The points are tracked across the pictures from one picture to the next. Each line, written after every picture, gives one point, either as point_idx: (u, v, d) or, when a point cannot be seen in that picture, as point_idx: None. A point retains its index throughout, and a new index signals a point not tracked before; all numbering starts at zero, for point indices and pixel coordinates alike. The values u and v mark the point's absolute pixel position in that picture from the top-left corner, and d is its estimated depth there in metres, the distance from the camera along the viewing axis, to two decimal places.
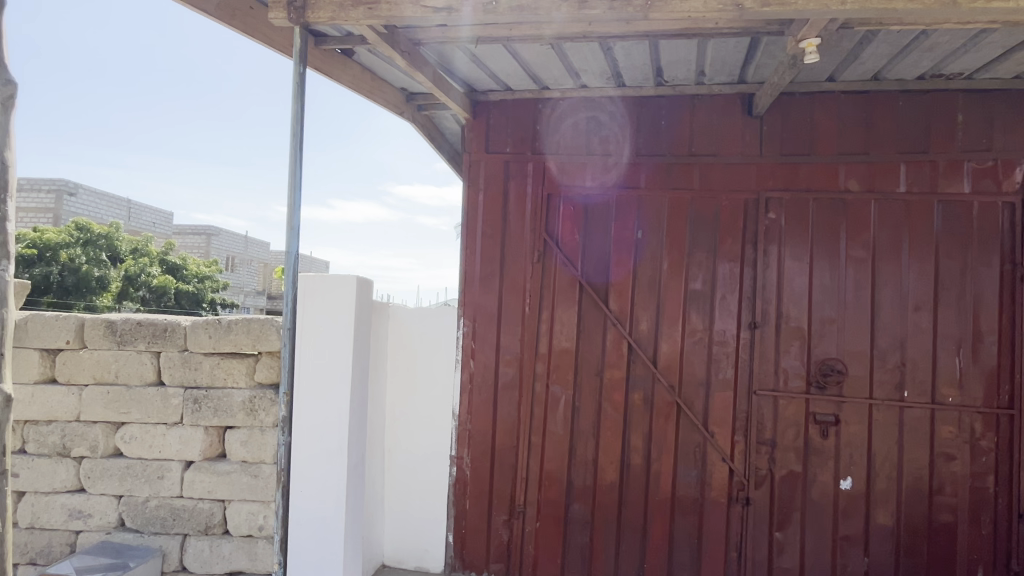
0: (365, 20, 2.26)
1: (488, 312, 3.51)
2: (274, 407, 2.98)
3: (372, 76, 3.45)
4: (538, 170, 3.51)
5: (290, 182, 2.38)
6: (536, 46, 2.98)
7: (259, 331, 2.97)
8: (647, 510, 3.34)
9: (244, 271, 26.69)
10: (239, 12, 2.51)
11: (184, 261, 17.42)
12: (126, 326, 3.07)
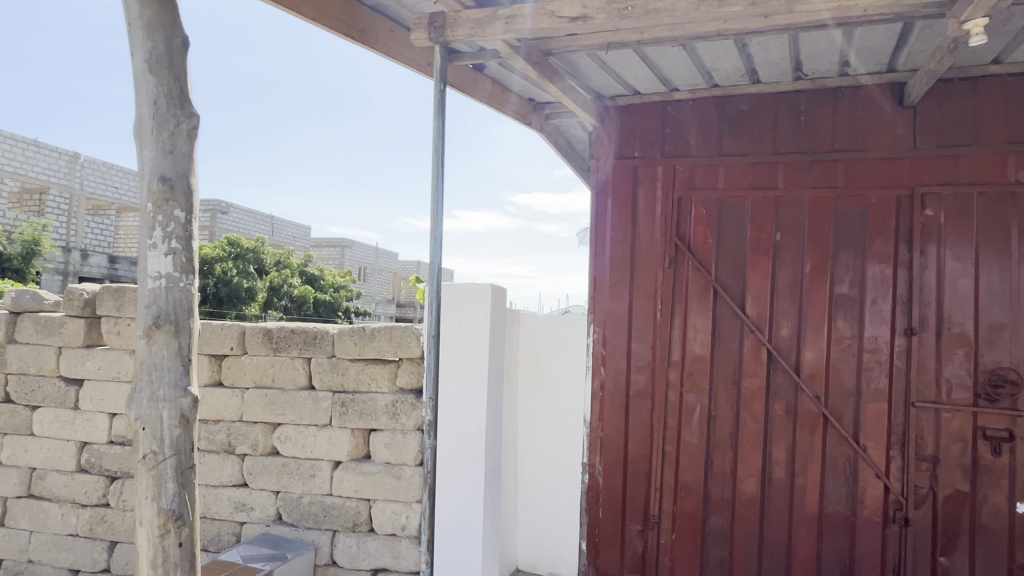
0: (501, 35, 2.32)
1: (618, 318, 3.48)
2: (415, 411, 3.10)
3: (502, 88, 3.52)
4: (668, 174, 3.44)
5: (432, 193, 2.46)
6: (667, 48, 2.93)
7: (400, 338, 3.10)
8: (793, 526, 3.18)
9: (375, 280, 27.98)
10: (381, 36, 2.65)
11: (322, 272, 18.43)
12: (281, 333, 3.31)
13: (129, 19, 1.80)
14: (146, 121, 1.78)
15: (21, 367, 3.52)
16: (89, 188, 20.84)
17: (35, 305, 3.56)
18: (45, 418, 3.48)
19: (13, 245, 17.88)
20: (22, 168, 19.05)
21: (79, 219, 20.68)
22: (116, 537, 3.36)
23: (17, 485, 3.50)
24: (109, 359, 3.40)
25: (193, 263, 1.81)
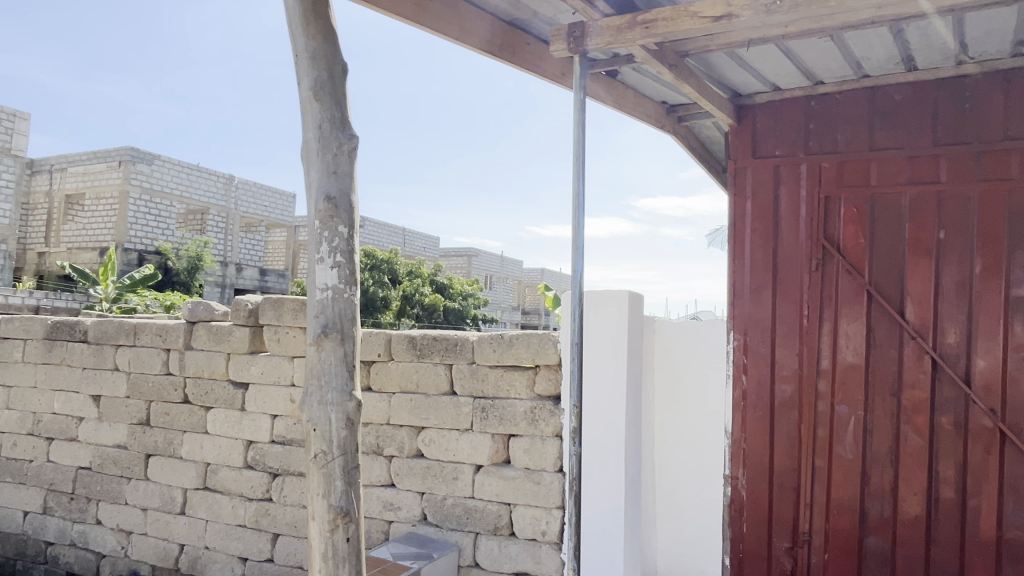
0: (642, 40, 2.30)
1: (761, 324, 3.33)
2: (554, 417, 3.13)
3: (634, 93, 3.48)
4: (814, 172, 3.26)
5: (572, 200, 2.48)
6: (813, 41, 2.79)
7: (538, 345, 3.14)
8: (966, 551, 2.92)
9: (502, 288, 28.51)
10: (518, 49, 2.71)
11: (451, 280, 19.02)
12: (424, 340, 3.44)
13: (297, 51, 1.96)
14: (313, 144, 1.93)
15: (197, 371, 3.89)
16: (243, 207, 22.73)
17: (208, 315, 3.92)
18: (217, 418, 3.83)
19: (181, 261, 19.83)
20: (188, 191, 21.10)
21: (235, 236, 22.62)
22: (278, 530, 3.63)
23: (195, 478, 3.87)
24: (270, 365, 3.68)
25: (355, 275, 1.93)
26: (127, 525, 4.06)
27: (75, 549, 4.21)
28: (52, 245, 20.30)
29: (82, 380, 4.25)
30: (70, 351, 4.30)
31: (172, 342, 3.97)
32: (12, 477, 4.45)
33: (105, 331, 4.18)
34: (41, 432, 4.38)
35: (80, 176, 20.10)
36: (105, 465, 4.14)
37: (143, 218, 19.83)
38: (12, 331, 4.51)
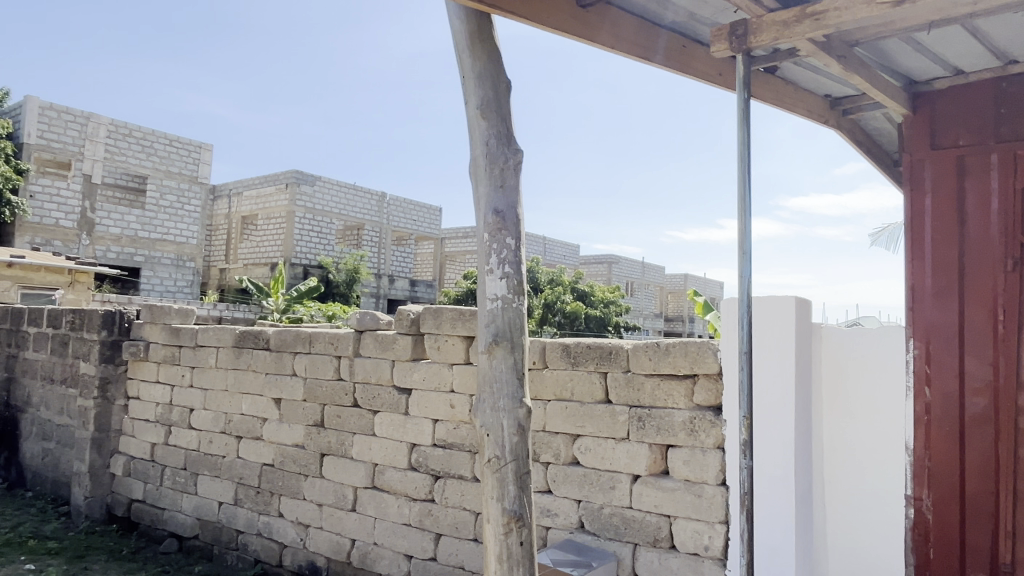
0: (811, 33, 2.20)
1: (945, 330, 3.03)
2: (714, 428, 3.03)
3: (796, 87, 3.31)
4: (1006, 161, 2.95)
5: (739, 204, 2.40)
6: (1006, 18, 2.52)
7: (696, 353, 3.05)
8: None
9: (643, 294, 28.02)
10: (674, 52, 2.67)
11: (592, 288, 18.99)
12: (578, 348, 3.46)
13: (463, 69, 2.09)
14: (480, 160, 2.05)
15: (365, 377, 4.16)
16: (394, 222, 24.16)
17: (373, 324, 4.18)
18: (383, 421, 4.06)
19: (340, 274, 21.29)
20: (345, 209, 22.66)
21: (387, 249, 23.98)
22: (440, 530, 3.78)
23: (364, 477, 4.12)
24: (431, 371, 3.86)
25: (523, 286, 2.00)
26: (305, 519, 4.39)
27: (261, 538, 4.60)
28: (231, 263, 22.52)
29: (266, 384, 4.67)
30: (256, 358, 4.75)
31: (342, 349, 4.27)
32: (208, 470, 4.96)
33: (285, 339, 4.57)
34: (232, 430, 4.86)
35: (254, 199, 22.18)
36: (286, 463, 4.51)
37: (307, 235, 21.51)
38: (207, 339, 5.06)
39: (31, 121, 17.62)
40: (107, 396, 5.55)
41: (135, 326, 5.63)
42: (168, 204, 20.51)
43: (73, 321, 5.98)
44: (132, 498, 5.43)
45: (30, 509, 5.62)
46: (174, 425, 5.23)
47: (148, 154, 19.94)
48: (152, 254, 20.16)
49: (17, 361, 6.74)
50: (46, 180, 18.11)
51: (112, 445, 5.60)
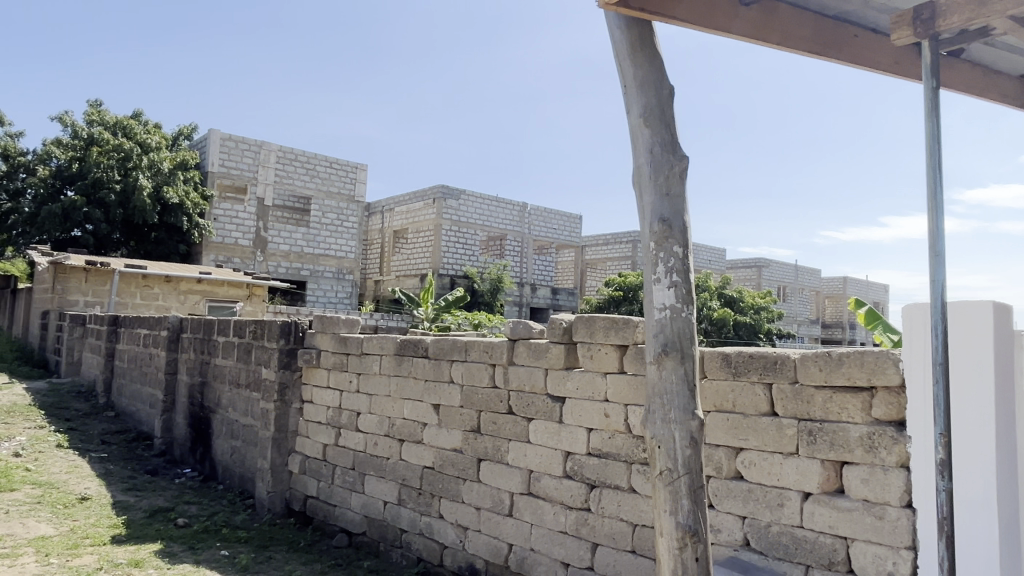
0: (1013, 10, 2.01)
1: None
2: (897, 446, 2.79)
3: (987, 70, 2.99)
4: None
5: (929, 200, 2.26)
6: None
7: (874, 363, 2.84)
8: None
9: (796, 299, 26.46)
10: (844, 44, 2.58)
11: (740, 293, 18.21)
12: (739, 357, 3.32)
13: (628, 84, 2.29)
14: (646, 170, 2.25)
15: (519, 385, 4.24)
16: (535, 231, 24.54)
17: (527, 333, 4.25)
18: (538, 429, 4.12)
19: (485, 283, 21.89)
20: (488, 220, 23.31)
21: (529, 258, 24.38)
22: (597, 540, 3.76)
23: (520, 484, 4.20)
24: (585, 380, 3.87)
25: (690, 294, 2.18)
26: (464, 521, 4.54)
27: (423, 538, 4.80)
28: (385, 274, 23.83)
29: (425, 391, 4.90)
30: (415, 366, 4.99)
31: (497, 357, 4.38)
32: (374, 471, 5.26)
33: (442, 348, 4.77)
34: (395, 434, 5.13)
35: (405, 214, 23.39)
36: (445, 466, 4.70)
37: (453, 246, 22.35)
38: (372, 347, 5.39)
39: (214, 152, 19.96)
40: (285, 399, 6.06)
41: (308, 335, 6.12)
42: (329, 221, 22.11)
43: (255, 330, 6.60)
44: (307, 494, 5.87)
45: (223, 501, 6.24)
46: (342, 428, 5.60)
47: (312, 176, 21.66)
48: (316, 267, 21.81)
49: (209, 366, 7.53)
50: (227, 204, 20.32)
51: (290, 444, 6.09)
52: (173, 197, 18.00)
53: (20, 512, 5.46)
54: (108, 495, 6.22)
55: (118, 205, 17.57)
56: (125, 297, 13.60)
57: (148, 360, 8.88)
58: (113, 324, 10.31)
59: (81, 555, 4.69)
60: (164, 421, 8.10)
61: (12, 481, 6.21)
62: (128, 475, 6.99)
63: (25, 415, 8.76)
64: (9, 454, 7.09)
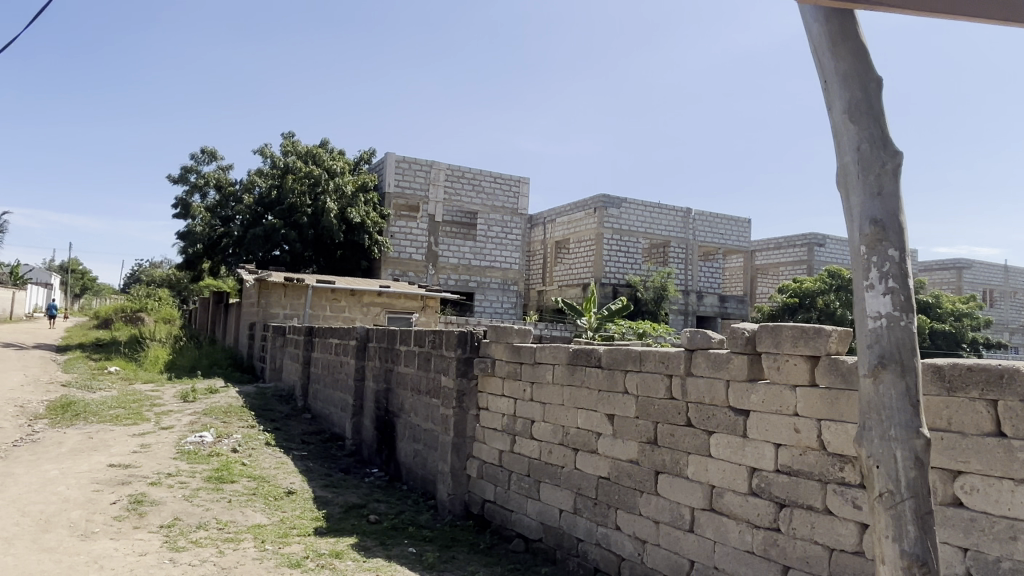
0: None
1: None
2: None
3: None
4: None
5: None
6: None
7: None
8: None
9: (1007, 305, 23.36)
10: None
11: (937, 299, 16.44)
12: (954, 371, 2.98)
13: (827, 80, 2.24)
14: (854, 168, 2.15)
15: (698, 397, 4.11)
16: (701, 237, 23.78)
17: (705, 343, 4.11)
18: (719, 442, 3.96)
19: (649, 291, 21.51)
20: (651, 227, 22.94)
21: (694, 265, 23.67)
22: (789, 563, 3.52)
23: (701, 499, 4.05)
24: (771, 393, 3.66)
25: (909, 300, 2.04)
26: (642, 534, 4.44)
27: (599, 548, 4.77)
28: (548, 284, 24.17)
29: (600, 401, 4.89)
30: (589, 375, 5.01)
31: (673, 368, 4.28)
32: (549, 479, 5.32)
33: (616, 358, 4.75)
34: (569, 443, 5.16)
35: (567, 224, 23.63)
36: (621, 477, 4.64)
37: (615, 255, 22.24)
38: (545, 356, 5.49)
39: (390, 174, 21.44)
40: (463, 405, 6.34)
41: (483, 345, 6.37)
42: (494, 234, 22.89)
43: (434, 340, 6.97)
44: (484, 498, 6.06)
45: (408, 500, 6.64)
46: (518, 435, 5.74)
47: (478, 192, 22.58)
48: (483, 279, 22.65)
49: (393, 373, 8.06)
50: (402, 222, 21.71)
51: (467, 449, 6.34)
52: (356, 218, 19.55)
53: (240, 502, 6.17)
54: (309, 490, 6.85)
55: (310, 226, 19.32)
56: (317, 309, 14.96)
57: (339, 367, 9.68)
58: (308, 334, 11.36)
59: (291, 543, 5.20)
60: (354, 423, 8.77)
61: (232, 473, 7.03)
62: (325, 473, 7.65)
63: (240, 415, 9.89)
64: (228, 450, 8.04)
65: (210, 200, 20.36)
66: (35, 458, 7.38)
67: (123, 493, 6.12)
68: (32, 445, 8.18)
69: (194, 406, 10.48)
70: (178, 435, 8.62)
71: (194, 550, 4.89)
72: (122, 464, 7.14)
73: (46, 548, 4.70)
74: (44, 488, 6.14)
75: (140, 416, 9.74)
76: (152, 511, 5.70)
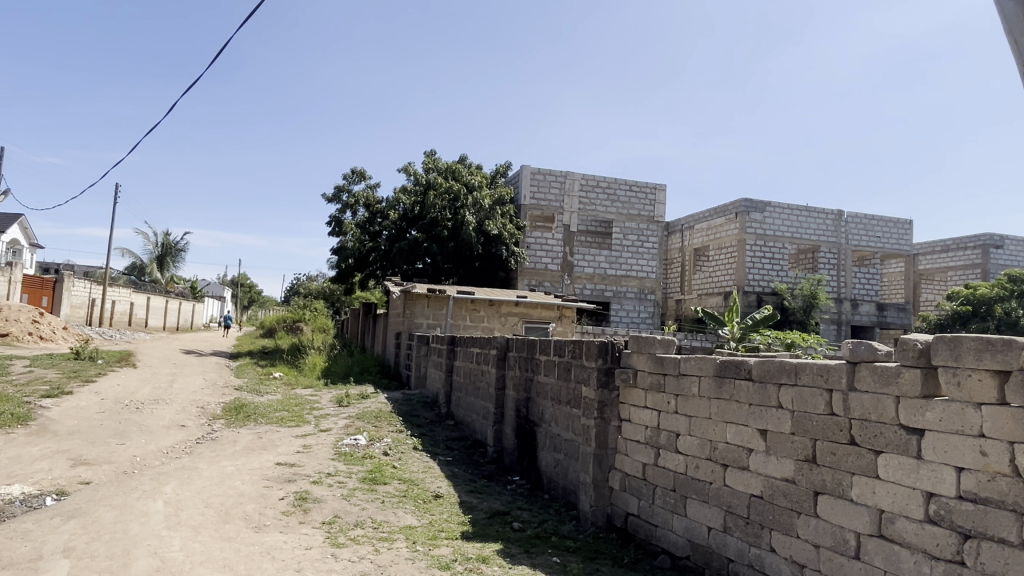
0: None
1: None
2: None
3: None
4: None
5: None
6: None
7: None
8: None
9: None
10: None
11: None
12: None
13: None
14: None
15: (863, 414, 3.81)
16: (855, 241, 22.19)
17: (871, 356, 3.81)
18: (889, 463, 3.64)
19: (797, 300, 20.34)
20: (798, 232, 21.73)
21: (848, 271, 22.14)
22: None
23: (869, 524, 3.73)
24: (950, 412, 3.33)
25: None
26: (801, 559, 4.17)
27: (753, 571, 4.53)
28: (686, 293, 23.48)
29: (751, 415, 4.67)
30: (738, 389, 4.80)
31: (834, 382, 4.00)
32: (696, 495, 5.13)
33: (768, 370, 4.52)
34: (718, 458, 4.96)
35: (706, 231, 22.87)
36: (776, 496, 4.39)
37: (759, 262, 21.26)
38: (690, 368, 5.34)
39: (526, 186, 21.79)
40: (604, 416, 6.29)
41: (624, 355, 6.30)
42: (630, 243, 22.62)
43: (574, 350, 6.98)
44: (628, 511, 5.94)
45: (550, 510, 6.66)
46: (662, 448, 5.60)
47: (613, 201, 22.45)
48: (619, 288, 22.44)
49: (533, 382, 8.14)
50: (538, 233, 21.96)
51: (609, 461, 6.26)
52: (494, 231, 20.10)
53: (392, 503, 6.48)
54: (456, 495, 7.07)
55: (450, 238, 19.94)
56: (457, 319, 15.45)
57: (480, 376, 9.93)
58: (451, 343, 11.75)
59: (439, 546, 5.38)
60: (495, 431, 8.96)
61: (385, 476, 7.41)
62: (469, 478, 7.87)
63: (389, 419, 10.41)
64: (380, 453, 8.48)
65: (359, 217, 21.68)
66: (215, 454, 8.17)
67: (289, 490, 6.62)
68: (212, 442, 9.07)
69: (348, 410, 11.17)
70: (335, 437, 9.22)
71: (353, 547, 5.19)
72: (288, 462, 7.74)
73: (227, 538, 5.18)
74: (223, 482, 6.78)
75: (302, 419, 10.53)
76: (315, 508, 6.11)
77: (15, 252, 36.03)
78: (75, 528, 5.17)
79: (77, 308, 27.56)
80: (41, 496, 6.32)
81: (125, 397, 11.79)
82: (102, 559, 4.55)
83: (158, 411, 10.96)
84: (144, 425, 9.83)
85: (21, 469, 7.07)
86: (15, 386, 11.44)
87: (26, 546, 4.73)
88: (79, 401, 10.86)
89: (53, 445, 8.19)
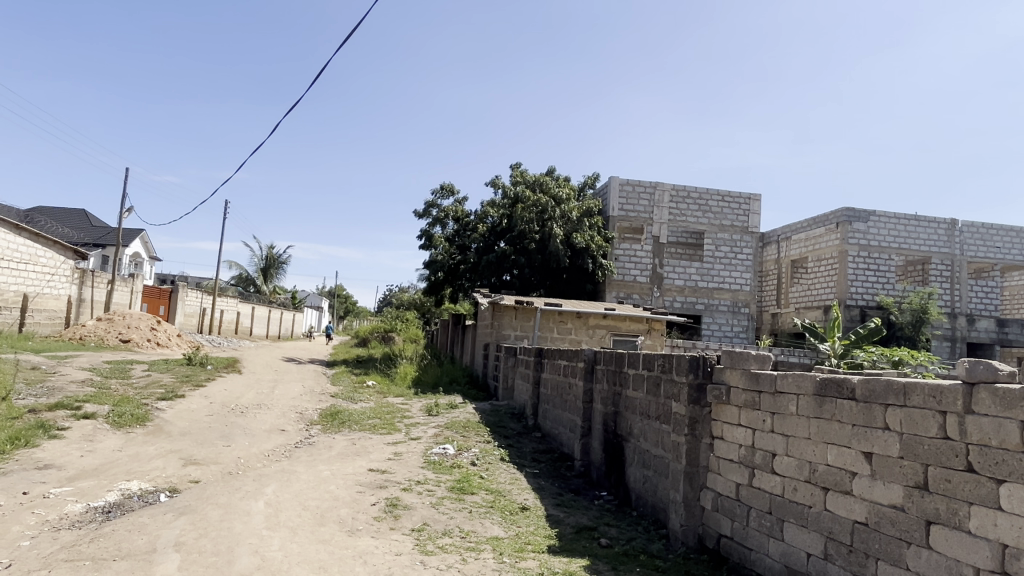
0: None
1: None
2: None
3: None
4: None
5: None
6: None
7: None
8: None
9: None
10: None
11: None
12: None
13: None
14: None
15: (982, 438, 3.52)
16: (970, 253, 20.73)
17: (990, 376, 3.50)
18: (1013, 494, 3.34)
19: (904, 315, 19.19)
20: (906, 243, 20.53)
21: (962, 284, 20.69)
22: None
23: (989, 559, 3.44)
24: None
25: None
26: None
27: None
28: (783, 307, 22.54)
29: (854, 437, 4.42)
30: (841, 408, 4.56)
31: (949, 404, 3.72)
32: (794, 518, 4.88)
33: (873, 390, 4.27)
34: (818, 481, 4.71)
35: (804, 241, 21.89)
36: (883, 524, 4.12)
37: (862, 274, 20.20)
38: (788, 386, 5.12)
39: (615, 198, 21.60)
40: (696, 433, 6.12)
41: (716, 370, 6.12)
42: (723, 254, 22.04)
43: (664, 364, 6.83)
44: (720, 532, 5.71)
45: (639, 527, 6.52)
46: (757, 468, 5.38)
47: (705, 212, 21.99)
48: (711, 301, 21.85)
49: (622, 397, 8.02)
50: (627, 244, 21.77)
51: (701, 479, 6.07)
52: (582, 242, 19.88)
53: (479, 513, 6.53)
54: (543, 507, 7.05)
55: (538, 251, 20.00)
56: (545, 331, 15.46)
57: (568, 389, 9.84)
58: (538, 355, 11.73)
59: (526, 558, 5.37)
60: (583, 445, 8.86)
61: (472, 485, 7.49)
62: (556, 492, 7.83)
63: (477, 430, 10.53)
64: (468, 463, 8.58)
65: (449, 231, 22.13)
66: (313, 459, 8.51)
67: (381, 496, 6.80)
68: (309, 447, 9.45)
69: (437, 420, 11.38)
70: (424, 446, 9.41)
71: (441, 555, 5.26)
72: (380, 469, 7.96)
73: (321, 540, 5.37)
74: (319, 486, 7.04)
75: (393, 427, 10.82)
76: (405, 514, 6.25)
77: (137, 264, 39.01)
78: (185, 524, 5.49)
79: (190, 317, 29.46)
80: (156, 493, 6.76)
81: (231, 401, 12.47)
82: (208, 554, 4.82)
83: (260, 416, 11.52)
84: (247, 428, 10.38)
85: (139, 466, 7.61)
86: (135, 389, 12.33)
87: (142, 539, 5.06)
88: (190, 404, 11.57)
89: (167, 445, 8.76)
